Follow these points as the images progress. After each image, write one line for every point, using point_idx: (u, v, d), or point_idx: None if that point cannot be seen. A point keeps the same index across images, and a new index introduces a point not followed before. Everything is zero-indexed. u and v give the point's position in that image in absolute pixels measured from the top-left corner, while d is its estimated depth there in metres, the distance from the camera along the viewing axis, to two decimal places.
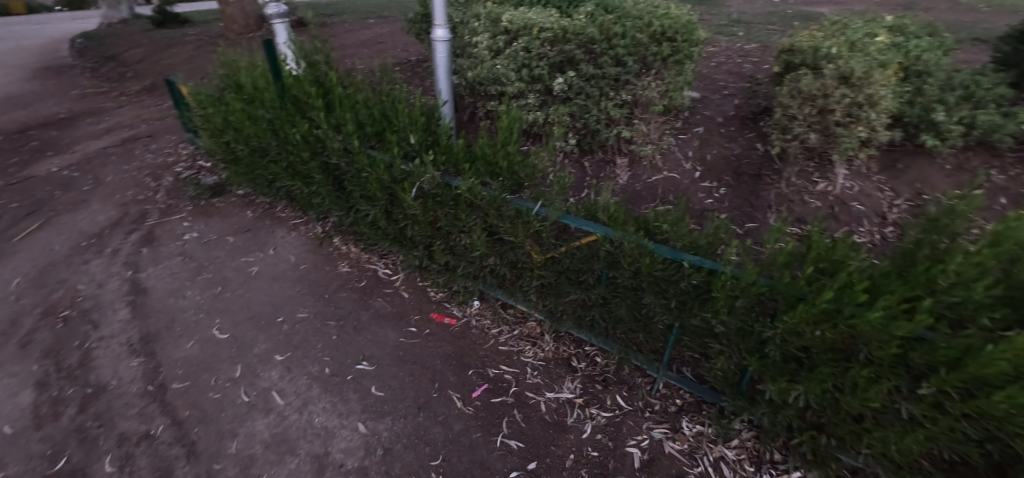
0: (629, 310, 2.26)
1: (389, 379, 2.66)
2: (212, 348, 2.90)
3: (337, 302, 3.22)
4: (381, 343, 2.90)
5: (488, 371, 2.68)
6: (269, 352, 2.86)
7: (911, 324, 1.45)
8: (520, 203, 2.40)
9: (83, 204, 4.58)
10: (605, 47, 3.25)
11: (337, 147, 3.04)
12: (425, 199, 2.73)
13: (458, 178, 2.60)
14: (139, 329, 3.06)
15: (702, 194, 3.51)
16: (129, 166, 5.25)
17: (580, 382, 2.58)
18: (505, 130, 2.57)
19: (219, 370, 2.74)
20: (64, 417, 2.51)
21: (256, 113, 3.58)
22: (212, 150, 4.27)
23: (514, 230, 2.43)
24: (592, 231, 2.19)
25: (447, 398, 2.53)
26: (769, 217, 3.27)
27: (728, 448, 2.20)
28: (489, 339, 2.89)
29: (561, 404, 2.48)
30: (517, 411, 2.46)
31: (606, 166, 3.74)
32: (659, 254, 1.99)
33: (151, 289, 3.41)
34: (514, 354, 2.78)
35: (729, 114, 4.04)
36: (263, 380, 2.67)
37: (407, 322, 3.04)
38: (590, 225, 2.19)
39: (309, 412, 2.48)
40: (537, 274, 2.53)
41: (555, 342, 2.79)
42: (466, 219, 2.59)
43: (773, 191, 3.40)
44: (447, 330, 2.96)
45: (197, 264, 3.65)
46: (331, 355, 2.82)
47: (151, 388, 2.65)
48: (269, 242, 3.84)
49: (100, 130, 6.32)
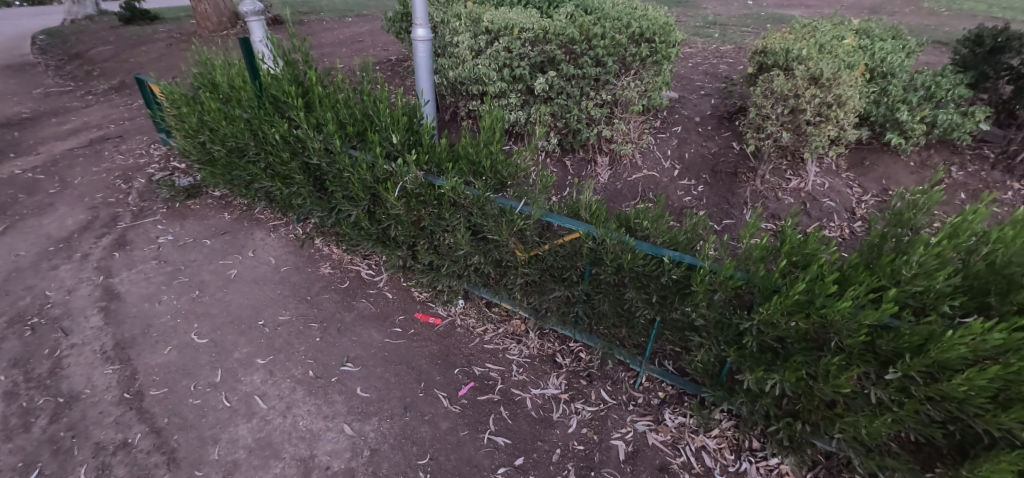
0: (613, 306, 2.29)
1: (374, 380, 2.65)
2: (191, 353, 2.84)
3: (320, 304, 3.19)
4: (366, 344, 2.89)
5: (474, 369, 2.70)
6: (250, 355, 2.82)
7: (878, 313, 1.53)
8: (503, 202, 2.41)
9: (50, 207, 4.42)
10: (585, 47, 3.28)
11: (318, 147, 3.02)
12: (409, 198, 2.72)
13: (441, 178, 2.61)
14: (113, 335, 2.98)
15: (681, 192, 3.59)
16: (98, 168, 5.09)
17: (565, 377, 2.61)
18: (488, 129, 2.59)
19: (198, 376, 2.69)
20: (35, 428, 2.43)
21: (232, 112, 3.51)
22: (186, 151, 4.17)
23: (498, 229, 2.44)
24: (575, 228, 2.21)
25: (433, 398, 2.54)
26: (745, 214, 3.37)
27: (709, 438, 2.27)
28: (474, 337, 2.90)
29: (547, 400, 2.51)
30: (504, 408, 2.48)
31: (588, 165, 3.80)
32: (641, 251, 2.02)
33: (125, 294, 3.32)
34: (499, 352, 2.80)
35: (706, 114, 4.15)
36: (245, 384, 2.63)
37: (392, 322, 3.03)
38: (573, 223, 2.21)
39: (293, 416, 2.45)
40: (521, 272, 2.55)
41: (540, 339, 2.83)
42: (450, 218, 2.59)
43: (749, 188, 3.50)
44: (432, 329, 2.97)
45: (173, 268, 3.56)
46: (315, 357, 2.80)
47: (127, 396, 2.58)
48: (248, 245, 3.78)
49: (67, 130, 6.11)
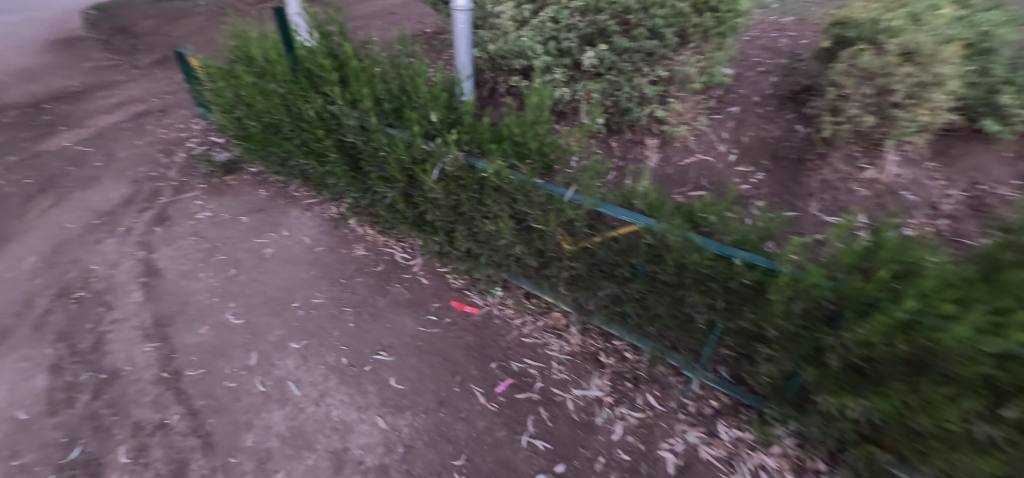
0: (669, 308, 2.06)
1: (408, 371, 2.55)
2: (226, 333, 2.81)
3: (353, 288, 3.11)
4: (400, 332, 2.79)
5: (513, 364, 2.56)
6: (284, 339, 2.77)
7: (1005, 341, 1.24)
8: (551, 188, 2.20)
9: (96, 180, 4.50)
10: (642, 17, 2.98)
11: (353, 124, 2.89)
12: (448, 181, 2.59)
13: (483, 160, 2.44)
14: (153, 312, 2.98)
15: (737, 178, 3.25)
16: (141, 141, 5.15)
17: (609, 378, 2.45)
18: (535, 107, 2.38)
19: (234, 357, 2.66)
20: (79, 404, 2.46)
21: (268, 87, 3.41)
22: (223, 126, 4.13)
23: (544, 217, 2.28)
24: (632, 222, 1.98)
25: (469, 393, 2.43)
26: (811, 206, 3.00)
27: (769, 456, 2.05)
28: (512, 330, 2.76)
29: (589, 403, 2.36)
30: (543, 409, 2.34)
31: (635, 147, 3.52)
32: (708, 251, 1.79)
33: (165, 270, 3.32)
34: (539, 347, 2.65)
35: (766, 92, 3.77)
36: (279, 369, 2.58)
37: (426, 310, 2.92)
38: (628, 214, 1.99)
39: (326, 405, 2.39)
40: (567, 265, 2.36)
41: (582, 335, 2.66)
42: (492, 205, 2.43)
43: (817, 177, 3.13)
44: (468, 319, 2.84)
45: (211, 246, 3.55)
46: (347, 344, 2.72)
47: (165, 375, 2.58)
48: (283, 223, 3.73)
49: (112, 103, 6.21)
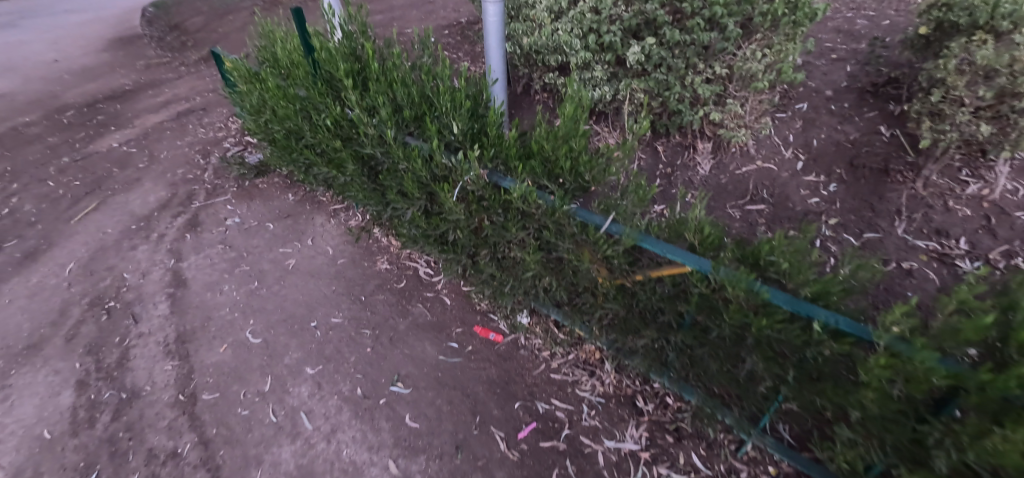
0: (723, 365, 1.74)
1: (425, 407, 2.37)
2: (244, 353, 2.72)
3: (373, 307, 2.95)
4: (418, 360, 2.60)
5: (538, 405, 2.33)
6: (300, 363, 2.64)
7: None
8: (585, 216, 1.90)
9: (137, 183, 4.58)
10: (698, 5, 2.55)
11: (372, 134, 2.68)
12: (469, 201, 2.34)
13: (509, 179, 2.17)
14: (176, 327, 2.94)
15: (804, 191, 2.80)
16: (182, 142, 5.23)
17: (646, 429, 2.16)
18: (569, 119, 2.05)
19: (249, 382, 2.56)
20: (99, 425, 2.43)
21: (290, 91, 3.25)
22: (252, 130, 4.05)
23: (576, 250, 1.99)
24: (684, 263, 1.64)
25: (488, 437, 2.23)
26: (896, 226, 2.55)
27: None
28: (540, 364, 2.51)
29: (622, 458, 2.09)
30: (570, 462, 2.10)
31: (684, 152, 3.11)
32: (779, 307, 1.44)
33: (191, 281, 3.29)
34: (568, 386, 2.39)
35: (840, 85, 3.20)
36: (293, 397, 2.46)
37: (448, 336, 2.72)
38: (679, 254, 1.65)
39: (337, 442, 2.25)
40: (602, 302, 2.06)
41: (617, 374, 2.37)
42: (517, 232, 2.16)
43: (906, 192, 2.64)
44: (492, 348, 2.62)
45: (237, 255, 3.49)
46: (363, 372, 2.57)
47: (182, 398, 2.51)
48: (308, 232, 3.63)
49: (160, 102, 6.37)
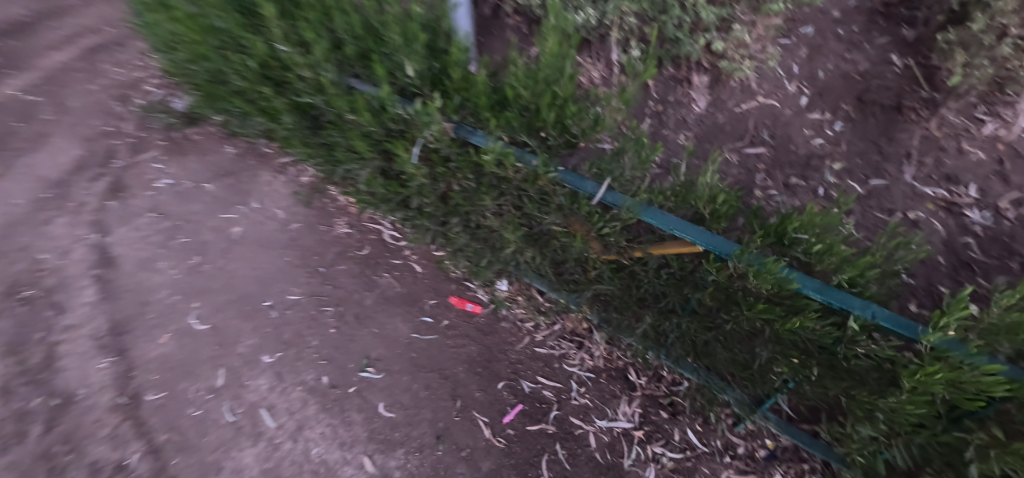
0: (731, 350, 1.56)
1: (400, 394, 2.16)
2: (191, 343, 2.42)
3: (335, 280, 2.62)
4: (390, 340, 2.35)
5: (523, 384, 2.15)
6: (255, 350, 2.36)
7: None
8: (575, 182, 1.55)
9: (45, 140, 3.92)
10: None
11: (309, 78, 2.19)
12: (434, 162, 1.96)
13: (479, 134, 1.77)
14: (109, 315, 2.58)
15: (808, 131, 2.52)
16: (94, 85, 4.46)
17: (639, 405, 2.04)
18: (553, 56, 1.65)
19: (198, 377, 2.28)
20: (29, 439, 2.14)
21: (202, 20, 2.61)
22: (169, 70, 3.39)
23: (564, 224, 1.70)
24: (695, 241, 1.38)
25: (471, 424, 2.06)
26: (904, 171, 2.34)
27: None
28: (523, 337, 2.30)
29: (615, 438, 1.98)
30: (561, 446, 1.98)
31: (677, 86, 2.70)
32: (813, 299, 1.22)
33: (121, 259, 2.88)
34: (555, 361, 2.21)
35: (849, 4, 2.82)
36: (250, 392, 2.21)
37: (421, 308, 2.46)
38: (691, 232, 1.37)
39: (305, 440, 2.05)
40: (592, 279, 1.81)
41: (607, 345, 2.19)
42: (491, 203, 1.82)
43: (918, 131, 2.41)
44: (471, 323, 2.38)
45: (172, 225, 3.05)
46: (328, 357, 2.31)
47: (123, 401, 2.23)
48: (253, 192, 3.17)
49: (63, 34, 5.38)
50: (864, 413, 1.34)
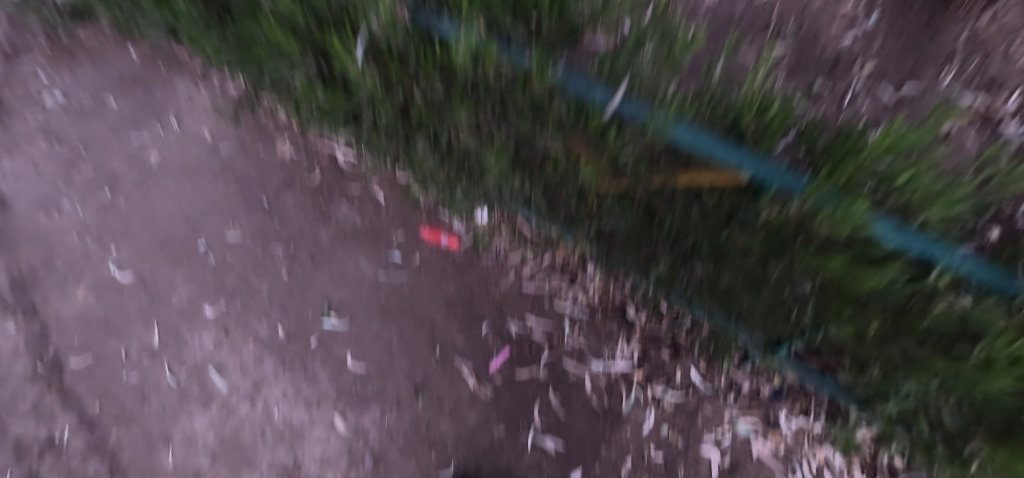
0: (761, 295, 1.41)
1: (370, 343, 1.90)
2: (114, 297, 2.05)
3: (283, 214, 2.19)
4: (353, 281, 2.01)
5: (509, 326, 1.90)
6: (193, 300, 2.02)
7: None
8: (588, 92, 1.33)
9: None
10: None
11: None
12: (388, 64, 1.66)
13: (444, 26, 1.50)
14: (6, 267, 2.14)
15: (839, 25, 2.10)
16: None
17: (638, 343, 1.85)
18: None
19: (129, 335, 1.96)
20: None
21: None
22: None
23: (567, 145, 1.45)
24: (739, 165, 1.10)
25: (453, 373, 1.84)
26: (941, 77, 1.91)
27: (837, 455, 1.63)
28: (508, 273, 1.98)
29: (614, 382, 1.80)
30: (553, 392, 1.79)
31: None
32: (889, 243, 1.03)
33: (11, 196, 2.34)
34: (546, 298, 1.93)
35: None
36: (192, 351, 1.91)
37: (388, 244, 2.07)
38: (739, 157, 1.10)
39: (263, 402, 1.81)
40: (597, 215, 1.59)
41: (603, 279, 1.93)
42: (460, 113, 1.59)
43: (960, 29, 1.98)
44: (447, 258, 2.02)
45: (73, 153, 2.47)
46: (280, 305, 1.98)
47: (42, 370, 1.91)
48: (166, 107, 2.56)
49: None
50: (891, 349, 1.26)
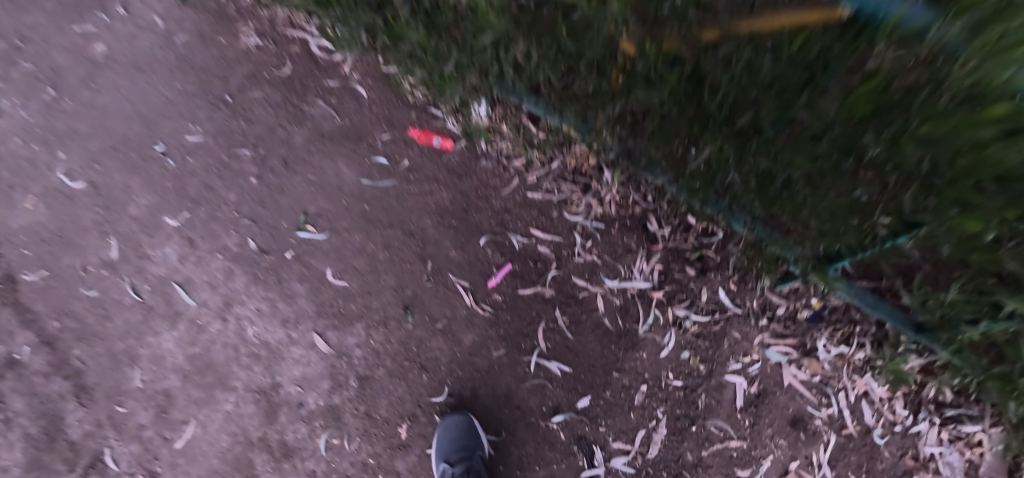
0: (824, 189, 1.17)
1: (353, 257, 1.68)
2: (65, 207, 1.75)
3: (249, 112, 1.83)
4: (331, 188, 1.74)
5: (513, 239, 1.66)
6: (154, 211, 1.75)
7: None
8: None
9: None
10: None
11: None
12: None
13: None
14: None
15: None
16: None
17: (660, 261, 1.60)
18: None
19: (85, 249, 1.72)
20: None
21: None
22: None
23: None
24: None
25: (447, 291, 1.64)
26: None
27: (879, 384, 1.51)
28: (512, 179, 1.70)
29: (629, 301, 1.60)
30: (560, 312, 1.60)
31: None
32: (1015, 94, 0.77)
33: None
34: (554, 208, 1.67)
35: None
36: (156, 264, 1.70)
37: (371, 147, 1.77)
38: None
39: (237, 321, 1.64)
40: (624, 95, 1.28)
41: (623, 187, 1.64)
42: None
43: None
44: (440, 162, 1.74)
45: None
46: (251, 215, 1.73)
47: None
48: None
49: None
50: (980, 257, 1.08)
